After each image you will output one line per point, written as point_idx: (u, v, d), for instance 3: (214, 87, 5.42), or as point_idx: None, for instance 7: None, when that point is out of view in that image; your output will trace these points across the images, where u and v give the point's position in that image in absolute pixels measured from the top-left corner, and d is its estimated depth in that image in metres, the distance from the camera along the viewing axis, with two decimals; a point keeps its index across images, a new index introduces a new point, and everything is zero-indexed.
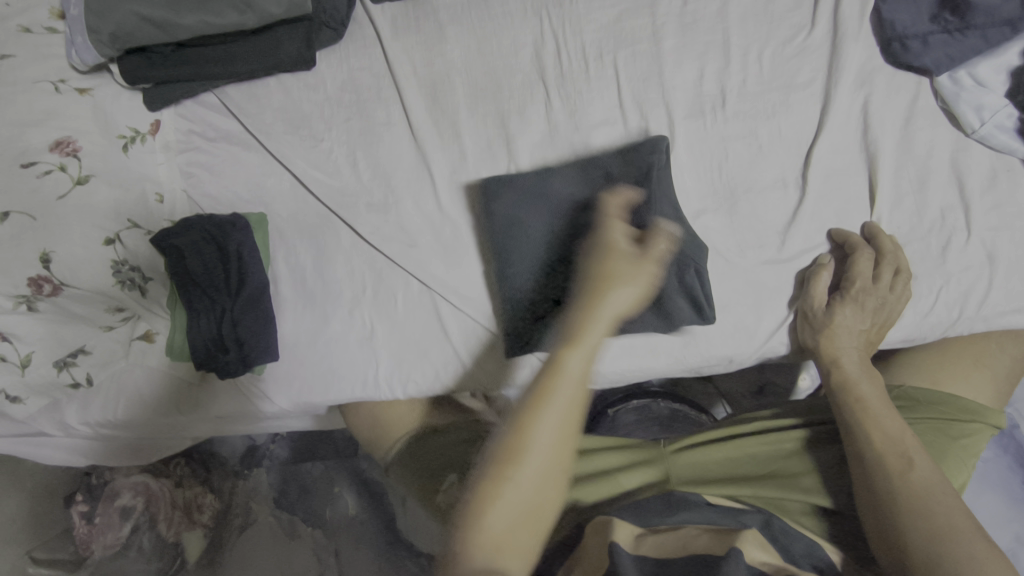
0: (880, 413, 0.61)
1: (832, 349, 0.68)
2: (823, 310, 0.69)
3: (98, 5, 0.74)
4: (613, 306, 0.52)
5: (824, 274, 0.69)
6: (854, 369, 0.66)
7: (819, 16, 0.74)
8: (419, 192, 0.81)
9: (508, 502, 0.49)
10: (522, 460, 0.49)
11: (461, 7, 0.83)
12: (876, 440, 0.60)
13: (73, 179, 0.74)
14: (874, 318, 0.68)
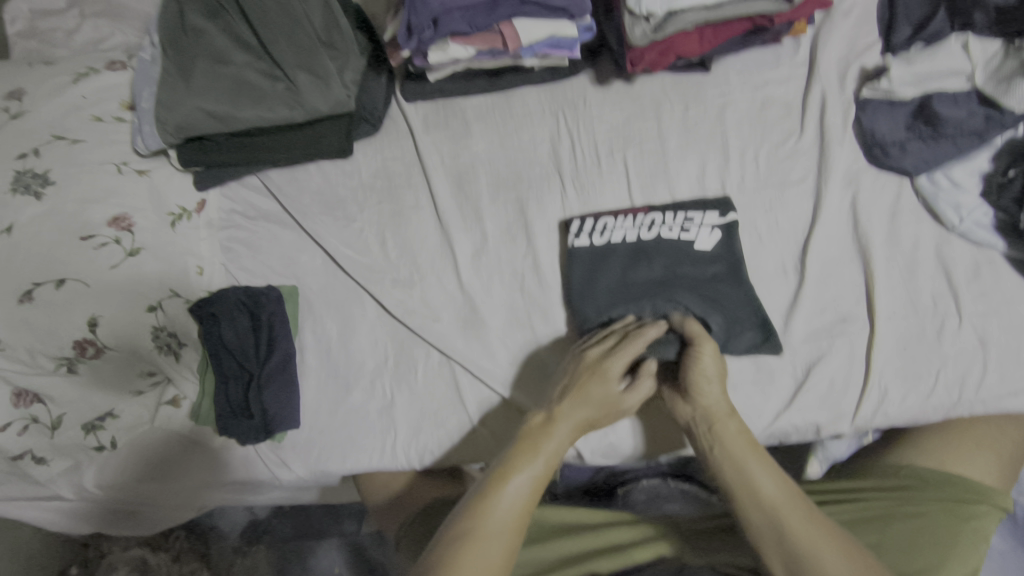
0: (742, 439, 0.66)
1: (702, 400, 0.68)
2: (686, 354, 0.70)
3: (167, 100, 0.81)
4: (589, 400, 0.69)
5: (692, 324, 0.71)
6: (733, 436, 0.66)
7: (807, 123, 0.83)
8: (442, 271, 0.87)
9: (487, 529, 0.61)
10: (500, 496, 0.63)
11: (486, 107, 0.93)
12: (747, 461, 0.65)
13: (125, 251, 0.80)
14: (716, 366, 0.69)
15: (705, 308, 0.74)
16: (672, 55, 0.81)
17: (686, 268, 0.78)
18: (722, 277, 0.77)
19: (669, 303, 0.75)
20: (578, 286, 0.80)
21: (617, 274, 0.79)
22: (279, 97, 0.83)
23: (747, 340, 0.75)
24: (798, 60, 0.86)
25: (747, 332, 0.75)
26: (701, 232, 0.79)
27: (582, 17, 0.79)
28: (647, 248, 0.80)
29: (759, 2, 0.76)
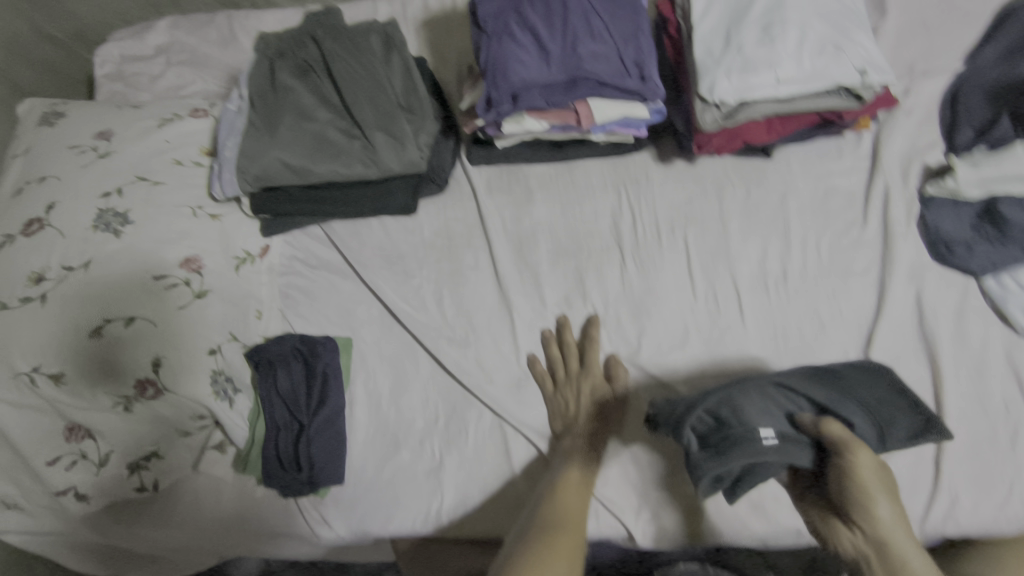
0: (926, 571, 0.57)
1: (869, 524, 0.60)
2: (844, 465, 0.60)
3: (250, 150, 0.84)
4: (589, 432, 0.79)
5: (834, 424, 0.62)
6: (927, 575, 0.57)
7: (870, 216, 0.84)
8: (498, 333, 0.87)
9: (551, 549, 0.61)
10: (552, 526, 0.65)
11: (550, 176, 0.96)
12: None
13: (193, 293, 0.81)
14: (885, 477, 0.61)
15: (834, 391, 0.66)
16: (739, 140, 0.84)
17: (806, 375, 0.70)
18: (844, 370, 0.71)
19: (763, 395, 0.65)
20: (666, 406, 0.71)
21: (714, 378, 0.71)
22: (356, 155, 0.86)
23: (904, 428, 0.65)
24: (860, 153, 0.88)
25: (901, 416, 0.65)
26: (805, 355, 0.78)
27: (656, 100, 0.82)
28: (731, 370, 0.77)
29: (829, 99, 0.79)
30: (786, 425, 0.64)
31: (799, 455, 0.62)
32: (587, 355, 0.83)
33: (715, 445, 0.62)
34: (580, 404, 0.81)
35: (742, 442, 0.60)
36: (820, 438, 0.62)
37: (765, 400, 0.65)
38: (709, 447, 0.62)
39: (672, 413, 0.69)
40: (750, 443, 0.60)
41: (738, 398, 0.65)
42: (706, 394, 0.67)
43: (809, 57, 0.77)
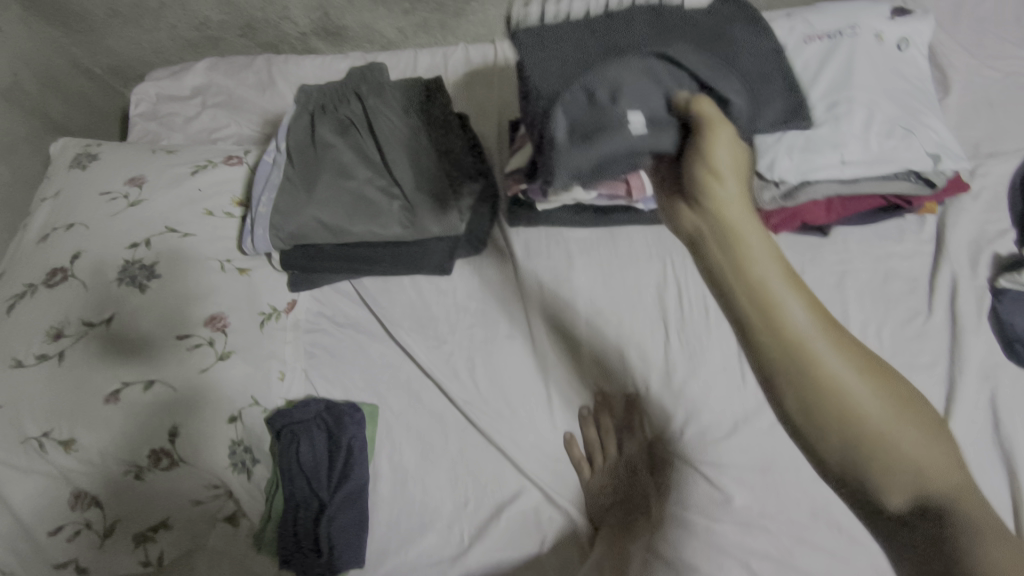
0: (835, 361, 0.43)
1: (713, 251, 0.48)
2: (698, 177, 0.51)
3: (286, 206, 0.81)
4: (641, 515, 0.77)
5: (718, 146, 0.51)
6: (821, 342, 0.43)
7: (935, 305, 0.79)
8: (534, 409, 0.83)
9: None
10: None
11: (591, 243, 0.93)
12: (837, 366, 0.43)
13: (216, 354, 0.77)
14: (740, 177, 0.51)
15: (715, 62, 0.60)
16: (797, 220, 0.80)
17: (694, 43, 0.61)
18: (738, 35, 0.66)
19: (643, 67, 0.57)
20: (542, 71, 0.58)
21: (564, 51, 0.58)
22: (394, 217, 0.83)
23: (775, 110, 0.64)
24: (923, 236, 0.83)
25: (776, 93, 0.64)
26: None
27: None
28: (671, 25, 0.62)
29: (896, 183, 0.75)
30: (662, 110, 0.56)
31: (664, 138, 0.55)
32: (627, 440, 0.81)
33: (590, 134, 0.55)
34: (620, 489, 0.80)
35: (564, 151, 0.55)
36: (690, 118, 0.54)
37: (645, 74, 0.57)
38: (575, 134, 0.55)
39: (552, 92, 0.57)
40: (618, 130, 0.54)
41: (608, 146, 0.55)
42: (542, 84, 0.58)
43: (877, 139, 0.74)
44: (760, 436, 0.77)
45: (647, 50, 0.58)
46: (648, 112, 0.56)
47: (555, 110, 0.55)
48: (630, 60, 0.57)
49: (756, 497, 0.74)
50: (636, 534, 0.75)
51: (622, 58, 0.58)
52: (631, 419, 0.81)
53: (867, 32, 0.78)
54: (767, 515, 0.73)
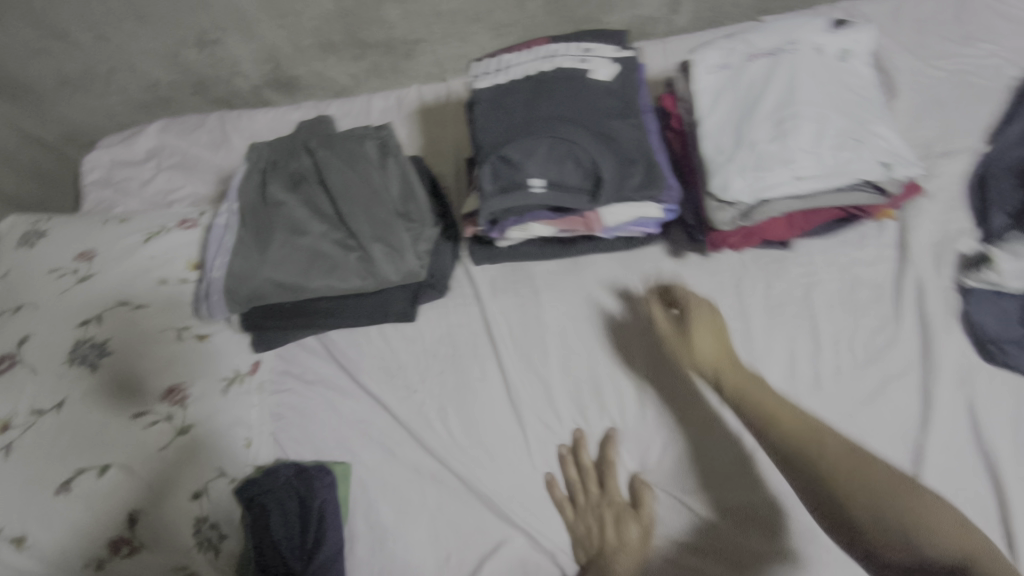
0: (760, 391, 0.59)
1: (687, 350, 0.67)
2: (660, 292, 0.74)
3: (239, 270, 0.79)
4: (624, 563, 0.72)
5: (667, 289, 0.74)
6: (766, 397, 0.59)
7: (903, 311, 0.78)
8: (512, 456, 0.80)
9: None
10: None
11: (557, 276, 0.91)
12: (758, 397, 0.59)
13: (175, 429, 0.75)
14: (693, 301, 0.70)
15: (597, 144, 0.75)
16: (757, 238, 0.79)
17: (592, 128, 0.76)
18: (617, 109, 0.77)
19: (557, 142, 0.75)
20: (493, 146, 0.76)
21: (511, 111, 0.78)
22: (352, 268, 0.81)
23: (636, 177, 0.74)
24: (886, 241, 0.83)
25: (637, 168, 0.75)
26: (599, 64, 0.79)
27: (671, 203, 0.77)
28: (558, 110, 0.77)
29: (851, 194, 0.75)
30: (561, 175, 0.75)
31: (559, 197, 0.74)
32: (608, 480, 0.77)
33: (508, 186, 0.75)
34: (604, 533, 0.74)
35: (517, 190, 0.74)
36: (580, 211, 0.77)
37: (556, 156, 0.75)
38: (498, 185, 0.76)
39: (494, 176, 0.76)
40: (522, 192, 0.74)
41: (530, 146, 0.75)
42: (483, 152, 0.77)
43: (831, 151, 0.73)
44: (740, 462, 0.75)
45: (560, 135, 0.75)
46: (569, 119, 0.76)
47: (491, 182, 0.76)
48: (542, 149, 0.75)
49: (742, 525, 0.73)
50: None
51: (543, 143, 0.75)
52: (608, 457, 0.78)
53: (808, 46, 0.78)
54: (753, 543, 0.72)
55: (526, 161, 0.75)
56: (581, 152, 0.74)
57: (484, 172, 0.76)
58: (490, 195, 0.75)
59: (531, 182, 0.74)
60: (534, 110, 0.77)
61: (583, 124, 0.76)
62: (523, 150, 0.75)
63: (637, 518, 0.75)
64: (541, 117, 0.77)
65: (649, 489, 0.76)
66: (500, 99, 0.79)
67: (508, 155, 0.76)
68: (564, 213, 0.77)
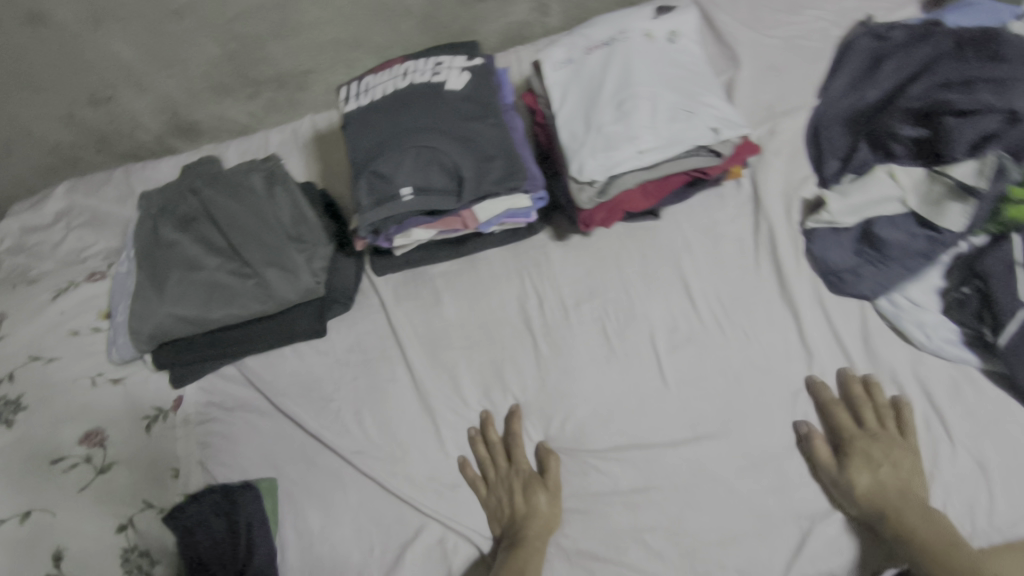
0: (887, 475, 0.70)
1: (855, 475, 0.71)
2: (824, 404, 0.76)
3: (141, 311, 0.84)
4: (533, 523, 0.75)
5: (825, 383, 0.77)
6: (869, 484, 0.70)
7: (761, 257, 0.85)
8: (425, 445, 0.85)
9: None
10: None
11: (455, 273, 0.96)
12: (883, 496, 0.69)
13: (95, 469, 0.79)
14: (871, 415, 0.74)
15: (457, 147, 0.80)
16: (619, 211, 0.85)
17: (451, 133, 0.81)
18: (474, 111, 0.83)
19: (422, 151, 0.80)
20: (364, 163, 0.82)
21: (376, 128, 0.83)
22: (251, 294, 0.85)
23: (497, 170, 0.80)
24: (743, 198, 0.90)
25: (497, 163, 0.81)
26: (451, 74, 0.85)
27: (536, 190, 0.84)
28: (418, 120, 0.82)
29: (691, 158, 0.82)
30: (429, 181, 0.80)
31: (430, 201, 0.79)
32: (514, 452, 0.82)
33: (383, 198, 0.80)
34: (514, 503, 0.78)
35: (389, 201, 0.79)
36: (455, 213, 0.83)
37: (422, 165, 0.80)
38: (372, 198, 0.80)
39: (368, 191, 0.81)
40: (395, 202, 0.79)
41: (397, 158, 0.80)
42: (356, 169, 0.82)
43: (664, 124, 0.80)
44: (632, 417, 0.81)
45: (423, 144, 0.81)
46: (429, 128, 0.82)
47: (367, 197, 0.81)
48: (408, 159, 0.80)
49: (641, 474, 0.77)
50: (528, 541, 0.74)
51: (409, 154, 0.81)
52: (513, 431, 0.83)
53: (636, 32, 0.86)
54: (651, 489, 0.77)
55: (395, 173, 0.80)
56: (445, 157, 0.80)
57: (358, 188, 0.81)
58: (367, 210, 0.80)
59: (401, 191, 0.79)
60: (396, 124, 0.83)
61: (443, 131, 0.81)
62: (390, 163, 0.80)
63: (545, 481, 0.79)
64: (404, 130, 0.82)
65: (554, 455, 0.81)
66: (364, 117, 0.84)
67: (377, 170, 0.81)
68: (441, 218, 0.83)
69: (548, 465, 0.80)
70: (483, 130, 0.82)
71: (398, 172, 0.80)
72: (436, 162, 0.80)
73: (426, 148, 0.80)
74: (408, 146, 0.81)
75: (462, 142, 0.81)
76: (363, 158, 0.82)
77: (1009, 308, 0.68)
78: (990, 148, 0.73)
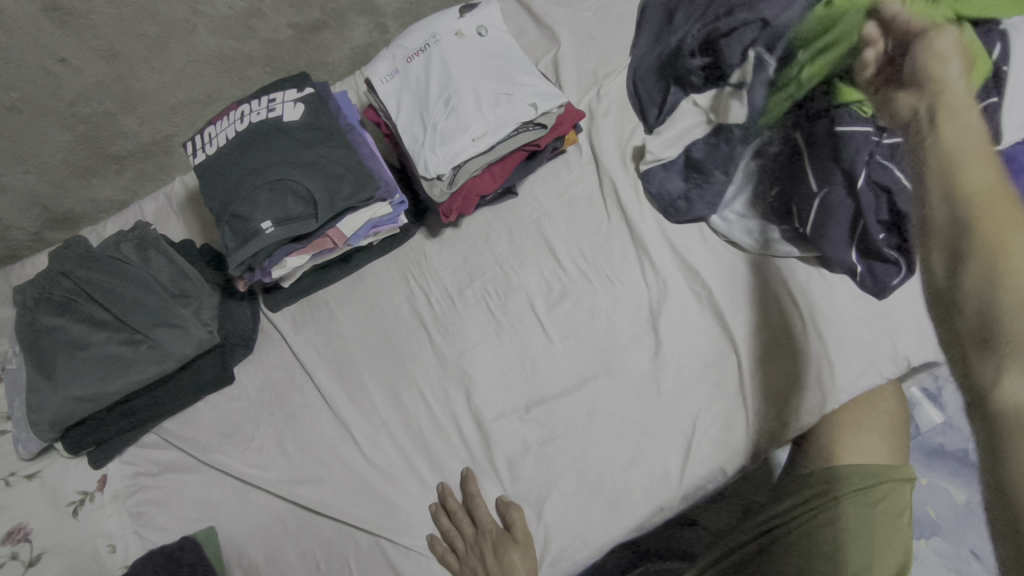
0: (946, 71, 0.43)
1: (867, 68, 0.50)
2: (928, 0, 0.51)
3: (37, 402, 0.85)
4: None
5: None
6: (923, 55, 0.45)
7: (610, 210, 0.94)
8: (347, 455, 0.89)
9: None
10: None
11: (344, 291, 1.00)
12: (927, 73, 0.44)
13: (24, 563, 0.81)
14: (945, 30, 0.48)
15: (306, 173, 0.85)
16: (474, 197, 0.92)
17: (298, 161, 0.86)
18: (316, 137, 0.89)
19: (275, 184, 0.85)
20: (223, 209, 0.86)
21: (227, 173, 0.87)
22: (144, 358, 0.87)
23: (350, 185, 0.86)
24: (585, 160, 0.99)
25: (347, 180, 0.86)
26: (286, 108, 0.91)
27: (392, 195, 0.90)
28: (265, 157, 0.87)
29: (522, 135, 0.90)
30: (285, 210, 0.84)
31: (291, 228, 0.84)
32: (477, 515, 0.81)
33: (246, 236, 0.84)
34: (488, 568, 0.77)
35: (254, 237, 0.83)
36: (318, 233, 0.88)
37: (274, 197, 0.84)
38: (238, 240, 0.84)
39: (232, 235, 0.85)
40: (258, 236, 0.83)
41: (251, 196, 0.84)
42: (219, 216, 0.86)
43: (489, 110, 0.88)
44: (529, 377, 0.88)
45: (272, 178, 0.85)
46: (276, 162, 0.86)
47: (233, 239, 0.85)
48: (261, 194, 0.84)
49: (544, 426, 0.85)
50: None
51: (264, 189, 0.85)
52: (472, 493, 0.82)
53: (446, 34, 0.93)
54: (556, 438, 0.84)
55: (252, 210, 0.84)
56: (296, 184, 0.85)
57: (223, 233, 0.85)
58: (235, 251, 0.84)
59: (261, 225, 0.84)
60: (245, 165, 0.87)
61: (291, 161, 0.86)
62: (245, 202, 0.84)
63: (515, 536, 0.78)
64: (253, 169, 0.86)
65: (517, 507, 0.80)
66: (214, 166, 0.89)
67: (235, 212, 0.84)
68: (306, 240, 0.88)
69: (514, 522, 0.79)
70: (329, 151, 0.88)
71: (254, 208, 0.84)
72: (288, 190, 0.85)
73: (277, 180, 0.85)
74: (260, 182, 0.85)
75: (310, 167, 0.86)
76: (221, 205, 0.86)
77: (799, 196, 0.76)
78: (756, 48, 0.71)
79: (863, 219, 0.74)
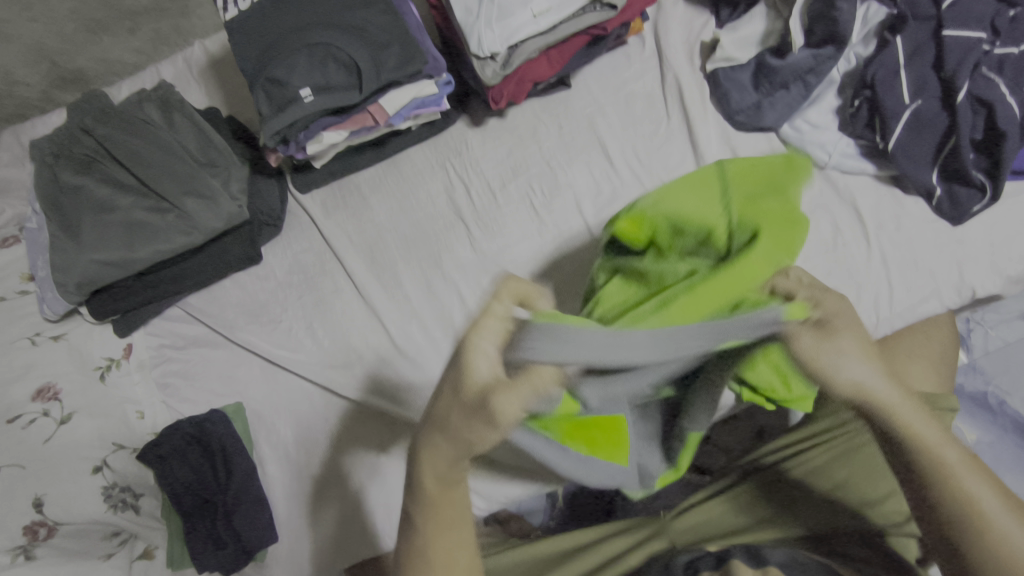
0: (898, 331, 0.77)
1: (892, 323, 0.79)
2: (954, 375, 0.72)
3: (61, 262, 0.81)
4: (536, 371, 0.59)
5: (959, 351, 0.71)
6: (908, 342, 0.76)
7: (670, 110, 0.88)
8: (377, 343, 0.87)
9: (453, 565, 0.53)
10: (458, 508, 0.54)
11: (378, 177, 0.95)
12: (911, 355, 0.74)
13: (56, 421, 0.81)
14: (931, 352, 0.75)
15: (350, 39, 0.78)
16: (527, 83, 0.85)
17: (345, 26, 0.79)
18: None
19: (320, 48, 0.78)
20: (257, 70, 0.78)
21: (263, 32, 0.80)
22: (172, 227, 0.83)
23: (398, 55, 0.79)
24: (646, 54, 0.92)
25: (395, 50, 0.79)
26: None
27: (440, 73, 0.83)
28: (308, 17, 0.80)
29: (587, 15, 0.81)
30: (327, 79, 0.78)
31: (333, 98, 0.77)
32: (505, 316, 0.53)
33: (283, 101, 0.77)
34: None
35: (291, 104, 0.77)
36: (359, 108, 0.81)
37: (315, 62, 0.78)
38: (274, 106, 0.77)
39: (265, 99, 0.78)
40: (296, 102, 0.77)
41: (289, 57, 0.77)
42: (251, 77, 0.79)
43: None
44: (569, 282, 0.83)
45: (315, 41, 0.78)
46: (319, 24, 0.79)
47: (266, 103, 0.78)
48: (302, 58, 0.78)
49: None
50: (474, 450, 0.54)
51: (308, 52, 0.78)
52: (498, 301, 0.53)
53: None
54: None
55: (292, 74, 0.77)
56: (342, 50, 0.78)
57: (256, 96, 0.78)
58: (269, 115, 0.77)
59: (300, 92, 0.77)
60: (284, 24, 0.80)
61: (334, 25, 0.79)
62: (283, 64, 0.77)
63: None
64: (294, 30, 0.79)
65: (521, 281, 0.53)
66: (246, 22, 0.81)
67: (271, 75, 0.77)
68: (349, 113, 0.81)
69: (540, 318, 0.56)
70: (375, 16, 0.81)
71: (293, 74, 0.77)
72: (331, 57, 0.78)
73: (318, 45, 0.78)
74: (302, 44, 0.78)
75: (356, 32, 0.79)
76: (254, 65, 0.79)
77: (893, 111, 0.74)
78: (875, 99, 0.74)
79: (955, 140, 0.72)
